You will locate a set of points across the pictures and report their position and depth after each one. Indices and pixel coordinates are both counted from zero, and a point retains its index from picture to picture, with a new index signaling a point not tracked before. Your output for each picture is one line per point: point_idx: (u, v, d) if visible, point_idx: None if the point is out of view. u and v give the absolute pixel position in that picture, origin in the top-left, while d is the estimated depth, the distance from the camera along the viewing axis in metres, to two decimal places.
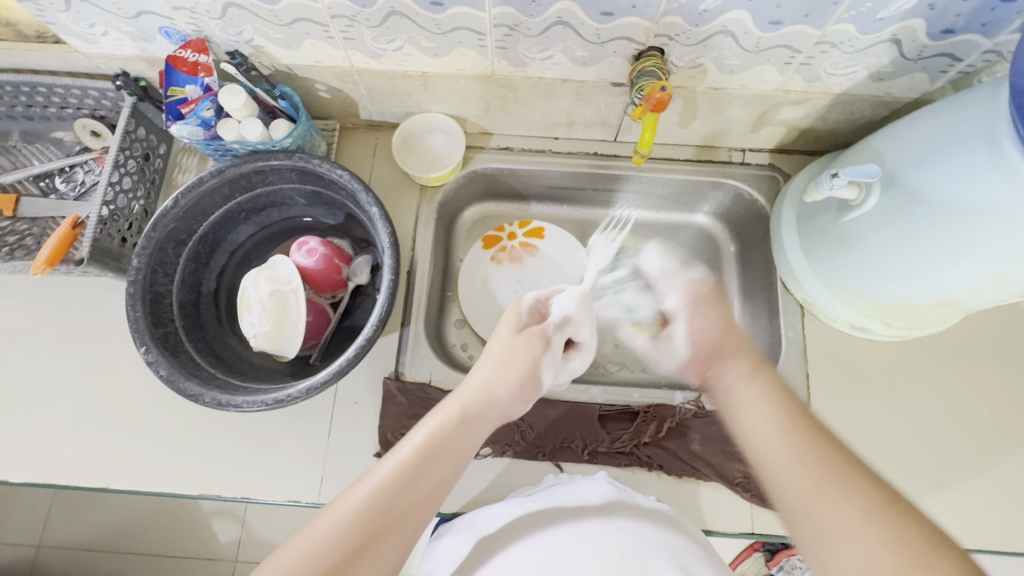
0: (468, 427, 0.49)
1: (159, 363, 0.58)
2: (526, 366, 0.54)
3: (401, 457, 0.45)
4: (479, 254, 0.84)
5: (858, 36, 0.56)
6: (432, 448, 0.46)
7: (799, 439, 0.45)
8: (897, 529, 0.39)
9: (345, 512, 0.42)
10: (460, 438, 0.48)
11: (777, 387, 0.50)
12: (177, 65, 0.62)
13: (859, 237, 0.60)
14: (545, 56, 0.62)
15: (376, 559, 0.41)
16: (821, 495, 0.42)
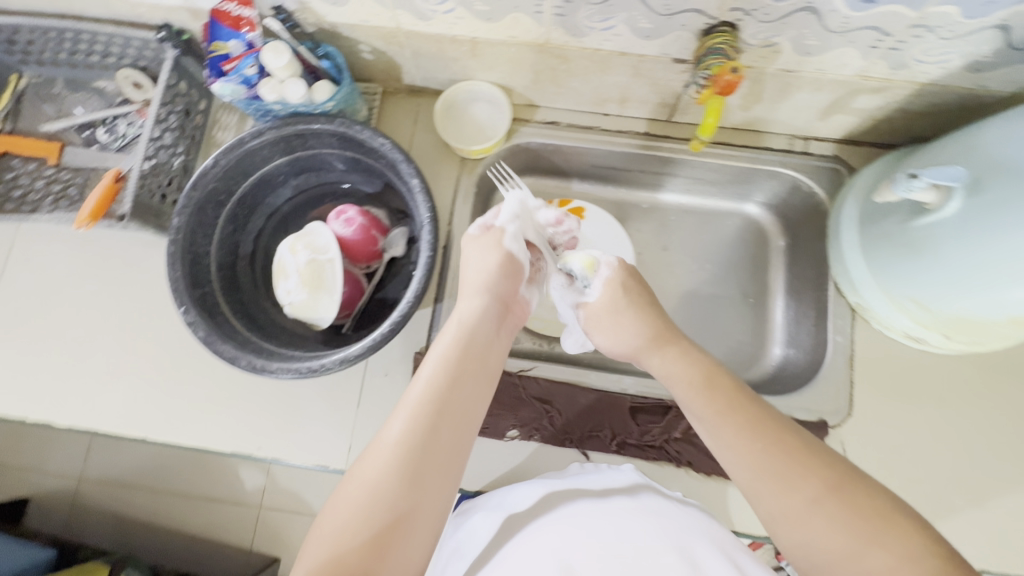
0: (479, 337, 0.51)
1: (197, 325, 0.58)
2: (503, 266, 0.57)
3: (428, 387, 0.46)
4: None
5: (960, 20, 0.50)
6: (455, 370, 0.47)
7: (742, 424, 0.46)
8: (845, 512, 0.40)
9: (391, 445, 0.42)
10: (475, 356, 0.50)
11: (707, 370, 0.52)
12: (220, 18, 0.60)
13: (933, 243, 0.55)
14: (605, 26, 0.58)
15: (433, 475, 0.42)
16: (768, 483, 0.43)
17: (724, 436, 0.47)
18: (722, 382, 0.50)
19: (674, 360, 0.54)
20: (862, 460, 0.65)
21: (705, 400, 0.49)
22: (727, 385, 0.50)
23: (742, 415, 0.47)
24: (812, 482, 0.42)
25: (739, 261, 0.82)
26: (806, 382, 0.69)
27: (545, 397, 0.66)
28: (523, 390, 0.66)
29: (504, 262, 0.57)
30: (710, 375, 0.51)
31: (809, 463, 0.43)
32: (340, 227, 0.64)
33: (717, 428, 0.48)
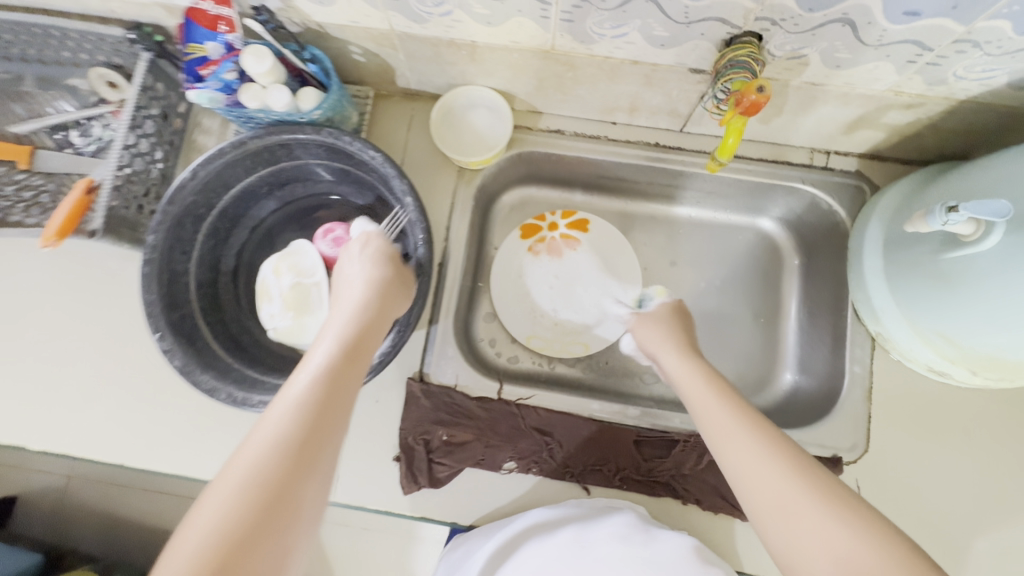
0: (366, 337, 0.46)
1: (174, 353, 0.54)
2: (391, 270, 0.53)
3: (303, 382, 0.40)
4: (516, 244, 0.77)
5: (1012, 36, 0.45)
6: (340, 358, 0.43)
7: (744, 419, 0.45)
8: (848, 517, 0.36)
9: (264, 446, 0.36)
10: (359, 356, 0.45)
11: (719, 379, 0.51)
12: (197, 19, 0.56)
13: (969, 277, 0.51)
14: (617, 33, 0.53)
15: (311, 482, 0.36)
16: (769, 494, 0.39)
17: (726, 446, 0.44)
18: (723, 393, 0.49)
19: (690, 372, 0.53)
20: (878, 499, 0.62)
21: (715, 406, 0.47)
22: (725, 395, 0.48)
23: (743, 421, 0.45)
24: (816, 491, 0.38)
25: (751, 279, 0.77)
26: (821, 414, 0.65)
27: (545, 427, 0.63)
28: (522, 420, 0.63)
29: (392, 268, 0.53)
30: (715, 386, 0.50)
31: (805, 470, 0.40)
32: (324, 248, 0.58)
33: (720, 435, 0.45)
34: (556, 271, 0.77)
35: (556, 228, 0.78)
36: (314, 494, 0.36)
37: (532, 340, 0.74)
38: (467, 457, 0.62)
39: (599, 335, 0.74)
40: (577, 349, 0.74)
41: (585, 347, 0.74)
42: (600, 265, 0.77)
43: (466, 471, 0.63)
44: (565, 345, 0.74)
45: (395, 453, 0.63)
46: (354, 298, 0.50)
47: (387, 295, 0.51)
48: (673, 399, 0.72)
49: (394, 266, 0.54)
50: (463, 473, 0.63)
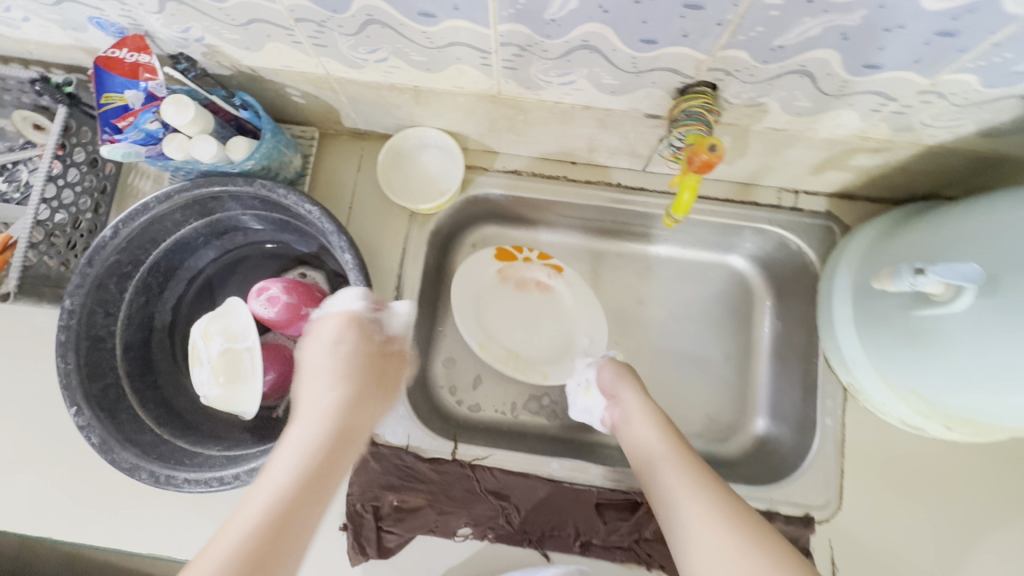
0: (338, 447, 0.42)
1: (92, 429, 0.50)
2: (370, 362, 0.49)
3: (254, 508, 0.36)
4: (486, 266, 0.73)
5: (978, 89, 0.42)
6: (300, 480, 0.38)
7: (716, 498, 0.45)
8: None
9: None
10: (324, 473, 0.40)
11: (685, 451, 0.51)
12: (112, 67, 0.50)
13: (940, 337, 0.48)
14: (565, 81, 0.49)
15: None
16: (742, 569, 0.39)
17: (697, 530, 0.43)
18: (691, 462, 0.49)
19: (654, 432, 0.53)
20: (851, 559, 0.59)
21: (686, 485, 0.47)
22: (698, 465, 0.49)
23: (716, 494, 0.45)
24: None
25: (722, 319, 0.74)
26: (793, 468, 0.62)
27: (501, 490, 0.59)
28: (477, 483, 0.59)
29: (372, 361, 0.49)
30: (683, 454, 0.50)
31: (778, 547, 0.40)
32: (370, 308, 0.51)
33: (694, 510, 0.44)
34: (523, 302, 0.73)
35: (531, 259, 0.74)
36: None
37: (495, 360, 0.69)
38: (419, 524, 0.58)
39: (559, 366, 0.71)
40: (537, 377, 0.69)
41: (544, 376, 0.70)
42: (570, 303, 0.73)
43: (418, 538, 0.59)
44: (524, 372, 0.69)
45: (343, 521, 0.59)
46: (326, 396, 0.45)
47: (364, 395, 0.47)
48: None
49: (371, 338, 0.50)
50: (415, 541, 0.59)
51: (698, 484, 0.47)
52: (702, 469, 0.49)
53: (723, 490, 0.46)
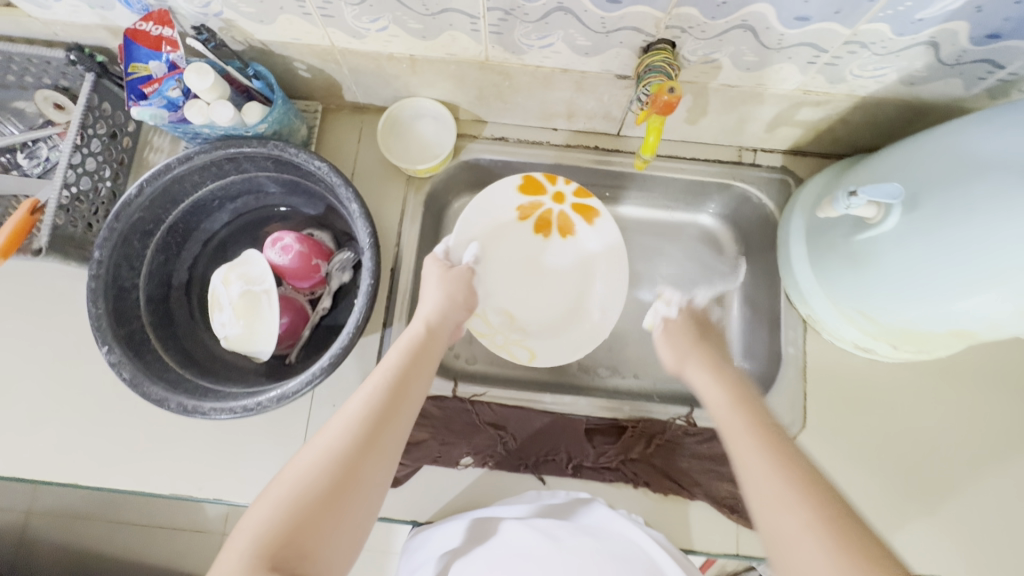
0: (433, 343, 0.53)
1: (122, 365, 0.55)
2: (464, 286, 0.61)
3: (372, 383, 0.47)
4: (512, 195, 0.71)
5: (891, 37, 0.50)
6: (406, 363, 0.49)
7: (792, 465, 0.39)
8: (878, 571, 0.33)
9: (331, 437, 0.42)
10: (425, 361, 0.51)
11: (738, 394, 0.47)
12: (137, 38, 0.56)
13: (876, 256, 0.55)
14: (544, 44, 0.56)
15: (371, 471, 0.42)
16: (796, 543, 0.35)
17: (770, 492, 0.38)
18: (748, 408, 0.45)
19: (715, 386, 0.49)
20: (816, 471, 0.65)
21: (751, 441, 0.42)
22: (753, 416, 0.44)
23: (775, 449, 0.41)
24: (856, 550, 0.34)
25: (696, 272, 0.80)
26: (761, 395, 0.69)
27: (499, 422, 0.65)
28: (477, 417, 0.65)
29: (465, 286, 0.61)
30: (741, 406, 0.45)
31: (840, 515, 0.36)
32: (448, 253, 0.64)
33: (749, 476, 0.40)
34: (536, 244, 0.74)
35: (562, 200, 0.72)
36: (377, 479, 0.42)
37: (483, 338, 0.68)
38: (424, 455, 0.63)
39: (547, 345, 0.70)
40: (521, 357, 0.69)
41: (530, 358, 0.69)
42: (585, 261, 0.74)
43: (424, 469, 0.64)
44: (511, 348, 0.69)
45: None
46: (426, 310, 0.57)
47: (455, 310, 0.58)
48: (626, 390, 0.74)
49: (438, 331, 0.55)
50: (421, 472, 0.64)
51: (759, 433, 0.42)
52: (772, 428, 0.43)
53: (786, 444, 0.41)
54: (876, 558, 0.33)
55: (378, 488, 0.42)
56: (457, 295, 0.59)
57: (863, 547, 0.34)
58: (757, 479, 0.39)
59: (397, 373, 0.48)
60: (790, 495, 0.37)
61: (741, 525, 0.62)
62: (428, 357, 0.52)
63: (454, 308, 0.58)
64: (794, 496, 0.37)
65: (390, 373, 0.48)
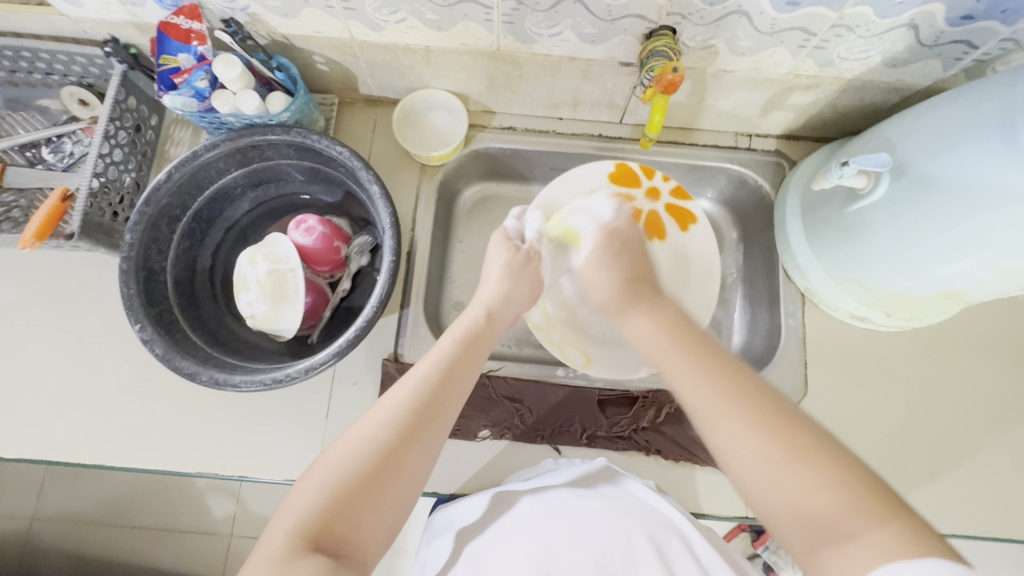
0: (487, 333, 0.53)
1: (154, 342, 0.56)
2: (527, 276, 0.60)
3: (421, 371, 0.47)
4: (604, 180, 0.70)
5: (875, 20, 0.54)
6: (456, 353, 0.49)
7: (732, 391, 0.41)
8: (804, 452, 0.37)
9: (375, 425, 0.43)
10: (477, 351, 0.51)
11: (672, 326, 0.48)
12: (169, 32, 0.59)
13: (867, 226, 0.59)
14: (553, 32, 0.60)
15: (411, 463, 0.43)
16: (737, 445, 0.39)
17: (714, 423, 0.41)
18: (680, 335, 0.47)
19: (644, 322, 0.50)
20: None
21: (683, 366, 0.44)
22: (688, 339, 0.46)
23: (711, 367, 0.43)
24: (792, 444, 0.37)
25: None
26: (764, 366, 0.72)
27: (515, 396, 0.68)
28: (493, 391, 0.68)
29: (527, 273, 0.60)
30: (679, 337, 0.47)
31: (775, 413, 0.39)
32: (519, 229, 0.66)
33: (689, 394, 0.43)
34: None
35: (655, 197, 0.71)
36: (417, 470, 0.43)
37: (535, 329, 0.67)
38: None
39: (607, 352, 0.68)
40: (575, 361, 0.67)
41: (585, 364, 0.67)
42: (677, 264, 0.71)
43: (444, 443, 0.66)
44: (564, 348, 0.67)
45: None
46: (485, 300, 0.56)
47: (512, 300, 0.58)
48: None
49: (495, 321, 0.55)
50: (441, 446, 0.66)
51: (683, 358, 0.45)
52: (708, 354, 0.45)
53: (716, 363, 0.44)
54: (806, 450, 0.37)
55: (420, 476, 0.43)
56: (519, 290, 0.59)
57: (794, 440, 0.38)
58: (694, 395, 0.42)
59: (448, 363, 0.48)
60: (721, 402, 0.41)
61: None
62: (480, 349, 0.52)
63: (512, 300, 0.58)
64: (734, 401, 0.40)
65: (440, 362, 0.48)
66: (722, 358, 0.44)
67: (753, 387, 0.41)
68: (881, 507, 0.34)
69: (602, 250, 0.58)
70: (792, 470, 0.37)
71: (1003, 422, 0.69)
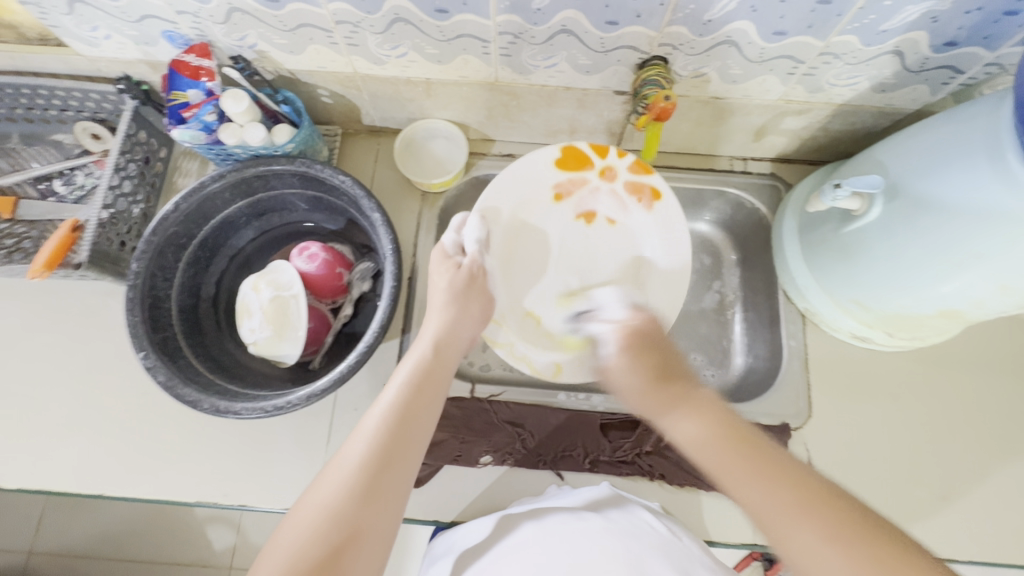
0: (439, 366, 0.51)
1: (157, 369, 0.57)
2: (478, 298, 0.57)
3: (370, 427, 0.45)
4: (550, 168, 0.65)
5: (860, 47, 0.56)
6: (407, 395, 0.47)
7: (801, 504, 0.39)
8: (893, 562, 0.35)
9: (322, 502, 0.41)
10: (430, 388, 0.49)
11: (722, 425, 0.45)
12: (180, 69, 0.62)
13: (864, 247, 0.59)
14: (549, 64, 0.62)
15: (366, 530, 0.41)
16: (825, 569, 0.37)
17: (803, 547, 0.38)
18: (730, 434, 0.44)
19: (689, 418, 0.46)
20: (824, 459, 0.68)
21: (747, 475, 0.42)
22: (738, 441, 0.44)
23: (771, 475, 0.41)
24: (888, 567, 0.35)
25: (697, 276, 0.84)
26: (768, 388, 0.72)
27: (516, 420, 0.68)
28: (494, 415, 0.68)
29: (476, 289, 0.57)
30: (736, 438, 0.44)
31: (849, 522, 0.38)
32: (458, 243, 0.60)
33: (761, 508, 0.40)
34: (575, 229, 0.66)
35: (609, 177, 0.65)
36: (380, 530, 0.41)
37: (496, 347, 0.62)
38: (445, 454, 0.65)
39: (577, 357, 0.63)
40: (543, 372, 0.62)
41: (557, 373, 0.62)
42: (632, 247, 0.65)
43: (445, 469, 0.66)
44: (530, 360, 0.63)
45: None
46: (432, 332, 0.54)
47: (461, 322, 0.55)
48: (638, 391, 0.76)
49: (446, 352, 0.53)
50: (442, 472, 0.66)
51: (752, 472, 0.42)
52: (775, 465, 0.42)
53: (786, 468, 0.41)
54: (895, 565, 0.35)
55: (385, 535, 0.42)
56: (472, 316, 0.56)
57: (884, 549, 0.36)
58: (766, 510, 0.40)
59: (401, 410, 0.46)
60: (798, 521, 0.38)
61: None
62: (435, 388, 0.49)
63: (462, 325, 0.55)
64: (805, 519, 0.38)
65: (391, 411, 0.46)
66: (772, 459, 0.42)
67: (810, 497, 0.39)
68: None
69: (620, 361, 0.51)
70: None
71: (1014, 444, 0.68)
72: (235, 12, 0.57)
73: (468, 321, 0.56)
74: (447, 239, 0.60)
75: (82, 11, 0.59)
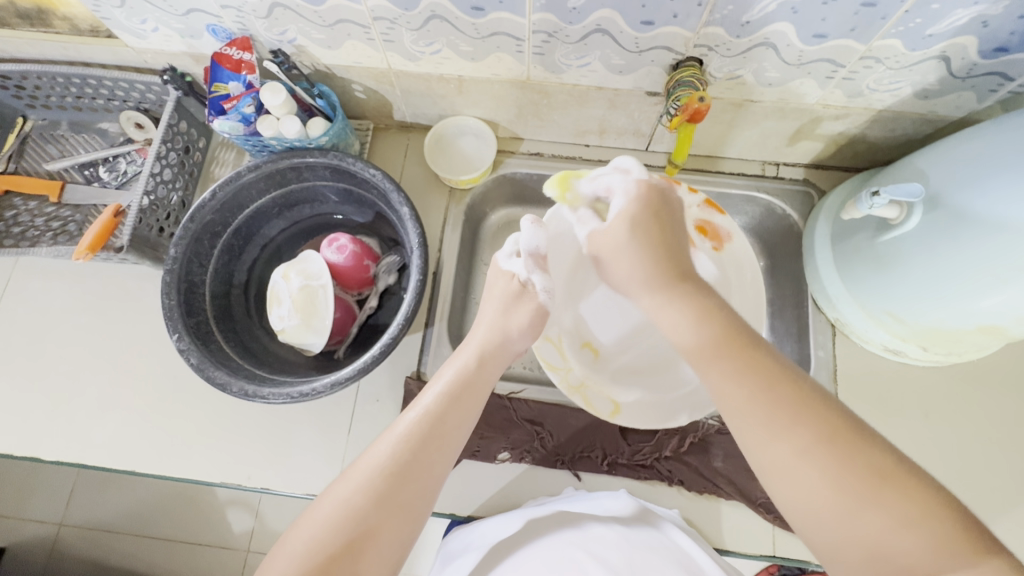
0: (484, 371, 0.51)
1: (190, 352, 0.58)
2: (530, 308, 0.56)
3: (398, 433, 0.44)
4: None
5: (904, 52, 0.54)
6: (445, 401, 0.47)
7: (784, 417, 0.36)
8: (881, 475, 0.34)
9: (342, 501, 0.41)
10: (469, 400, 0.48)
11: (711, 318, 0.41)
12: (221, 61, 0.64)
13: (899, 257, 0.58)
14: (582, 63, 0.62)
15: (383, 541, 0.40)
16: (794, 474, 0.35)
17: (775, 451, 0.36)
18: (721, 329, 0.40)
19: (672, 300, 0.44)
20: None
21: (717, 366, 0.40)
22: (731, 341, 0.40)
23: (771, 393, 0.37)
24: (872, 463, 0.34)
25: None
26: None
27: (536, 418, 0.68)
28: (514, 413, 0.68)
29: (533, 313, 0.56)
30: (724, 335, 0.40)
31: (844, 432, 0.36)
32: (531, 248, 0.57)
33: (739, 403, 0.38)
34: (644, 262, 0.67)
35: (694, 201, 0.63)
36: (397, 539, 0.41)
37: (553, 371, 0.63)
38: (463, 449, 0.66)
39: (637, 402, 0.64)
40: (602, 410, 0.62)
41: (611, 413, 0.62)
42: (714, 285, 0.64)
43: (463, 464, 0.66)
44: (587, 396, 0.63)
45: None
46: (476, 340, 0.53)
47: (511, 333, 0.54)
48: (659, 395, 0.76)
49: (490, 361, 0.52)
50: (460, 466, 0.66)
51: (727, 364, 0.39)
52: (746, 364, 0.39)
53: (769, 369, 0.39)
54: (888, 475, 0.34)
55: (401, 543, 0.41)
56: (523, 322, 0.55)
57: (883, 469, 0.34)
58: (747, 404, 0.38)
59: (431, 420, 0.45)
60: (792, 427, 0.36)
61: (777, 527, 0.63)
62: (472, 401, 0.48)
63: (515, 338, 0.55)
64: (796, 431, 0.36)
65: (424, 417, 0.45)
66: (760, 360, 0.39)
67: (822, 419, 0.36)
68: (958, 535, 0.32)
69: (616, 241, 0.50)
70: (871, 500, 0.33)
71: None
72: (277, 7, 0.58)
73: (521, 336, 0.55)
74: (514, 267, 0.57)
75: (133, 5, 0.61)
